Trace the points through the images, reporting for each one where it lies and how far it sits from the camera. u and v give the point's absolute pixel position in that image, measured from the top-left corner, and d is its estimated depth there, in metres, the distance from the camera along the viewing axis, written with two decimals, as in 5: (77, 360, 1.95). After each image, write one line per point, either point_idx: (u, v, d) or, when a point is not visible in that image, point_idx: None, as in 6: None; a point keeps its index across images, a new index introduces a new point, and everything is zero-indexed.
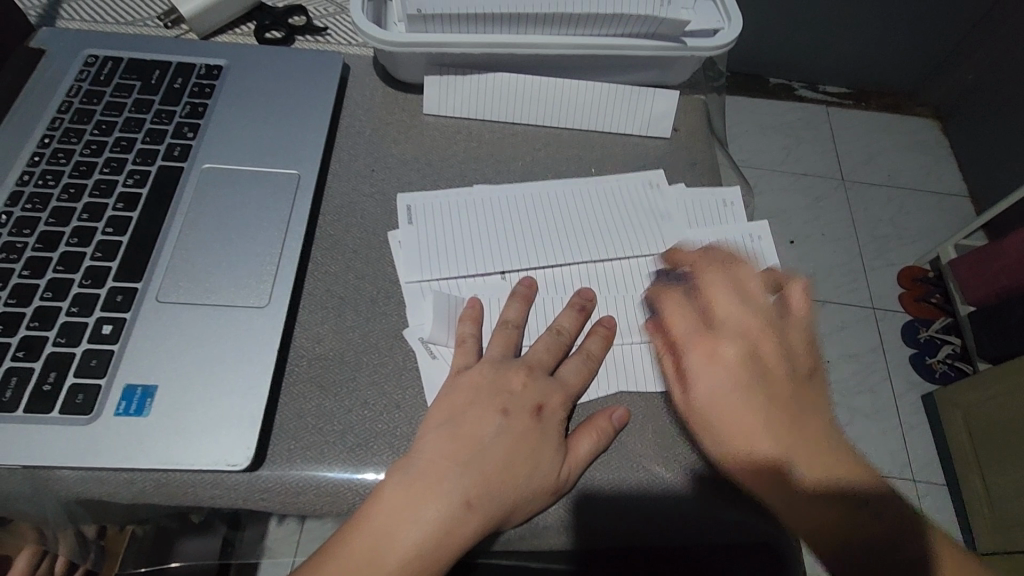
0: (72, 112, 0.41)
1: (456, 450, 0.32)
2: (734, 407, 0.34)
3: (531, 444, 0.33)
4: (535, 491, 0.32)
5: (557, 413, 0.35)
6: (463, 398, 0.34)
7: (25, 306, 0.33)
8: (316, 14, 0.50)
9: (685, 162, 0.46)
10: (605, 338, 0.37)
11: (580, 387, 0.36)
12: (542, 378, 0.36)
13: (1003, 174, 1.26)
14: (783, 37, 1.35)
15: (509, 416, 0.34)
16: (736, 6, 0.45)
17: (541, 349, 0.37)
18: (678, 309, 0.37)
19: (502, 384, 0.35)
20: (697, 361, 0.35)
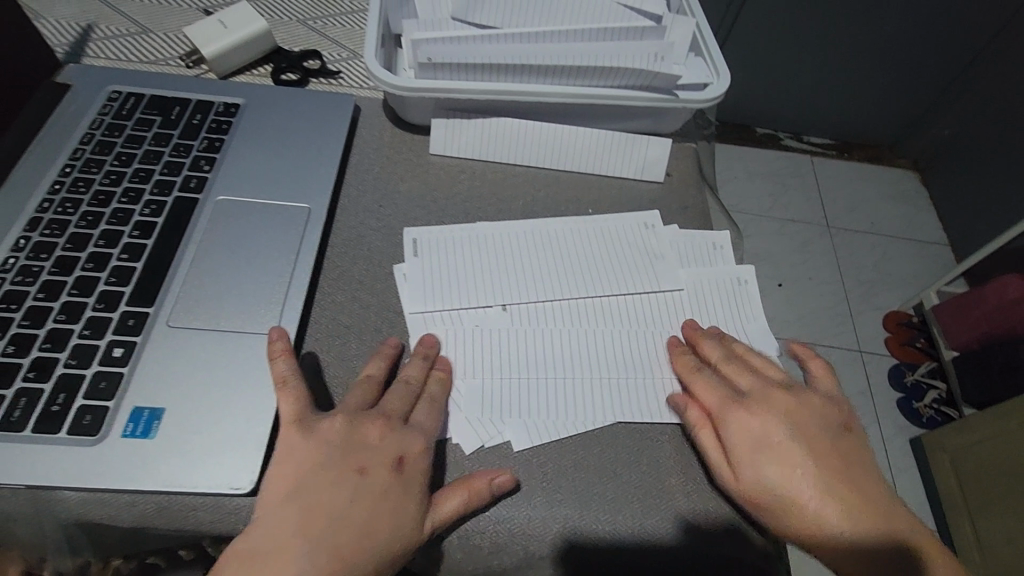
0: (94, 143, 0.42)
1: (306, 517, 0.30)
2: (781, 475, 0.33)
3: (389, 500, 0.31)
4: (393, 553, 0.30)
5: (420, 460, 0.33)
6: (308, 459, 0.31)
7: (38, 328, 0.34)
8: (331, 58, 0.53)
9: (678, 205, 0.49)
10: (443, 382, 0.37)
11: (434, 432, 0.35)
12: (402, 429, 0.34)
13: (981, 224, 1.31)
14: (769, 89, 1.42)
15: (370, 472, 0.31)
16: (724, 62, 0.48)
17: (391, 399, 0.35)
18: (704, 384, 0.37)
19: (356, 440, 0.33)
20: (737, 431, 0.35)
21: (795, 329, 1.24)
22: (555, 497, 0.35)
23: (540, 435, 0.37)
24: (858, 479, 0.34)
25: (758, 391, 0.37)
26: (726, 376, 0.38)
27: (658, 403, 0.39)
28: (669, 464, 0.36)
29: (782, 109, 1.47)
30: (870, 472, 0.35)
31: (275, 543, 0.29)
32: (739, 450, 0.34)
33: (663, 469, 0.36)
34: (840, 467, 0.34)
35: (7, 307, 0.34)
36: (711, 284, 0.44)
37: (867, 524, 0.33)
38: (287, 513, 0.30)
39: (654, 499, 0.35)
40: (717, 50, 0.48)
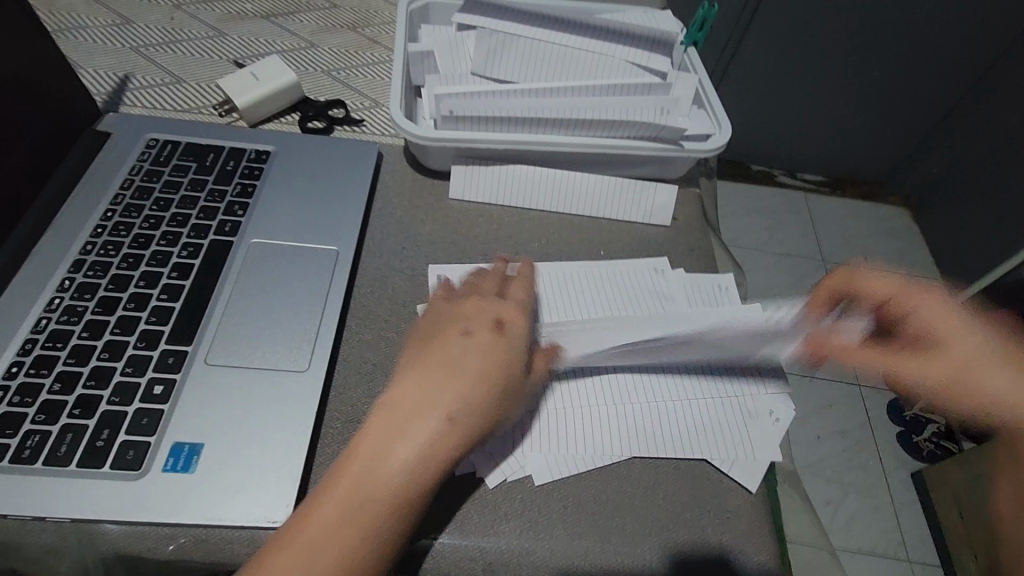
0: (133, 189, 0.45)
1: (419, 403, 0.34)
2: (949, 334, 0.36)
3: (496, 353, 0.36)
4: (508, 355, 0.36)
5: (518, 323, 0.38)
6: (437, 321, 0.39)
7: (82, 366, 0.36)
8: (354, 107, 0.56)
9: (684, 247, 0.51)
10: (525, 285, 0.42)
11: (525, 301, 0.41)
12: (499, 301, 0.40)
13: (972, 259, 1.35)
14: (763, 128, 1.48)
15: (484, 304, 0.39)
16: (725, 115, 0.51)
17: (489, 284, 0.42)
18: (879, 284, 0.39)
19: (458, 311, 0.39)
20: (923, 318, 0.37)
21: None
22: (576, 530, 0.36)
23: (560, 469, 0.38)
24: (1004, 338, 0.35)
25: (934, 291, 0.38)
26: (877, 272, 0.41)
27: (671, 437, 0.40)
28: (684, 497, 0.38)
29: (776, 147, 1.52)
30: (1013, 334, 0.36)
31: (395, 417, 0.33)
32: (948, 344, 0.35)
33: (678, 503, 0.38)
34: (995, 340, 0.35)
35: (53, 346, 0.36)
36: None
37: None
38: (417, 384, 0.35)
39: (669, 531, 0.36)
40: (718, 104, 0.52)
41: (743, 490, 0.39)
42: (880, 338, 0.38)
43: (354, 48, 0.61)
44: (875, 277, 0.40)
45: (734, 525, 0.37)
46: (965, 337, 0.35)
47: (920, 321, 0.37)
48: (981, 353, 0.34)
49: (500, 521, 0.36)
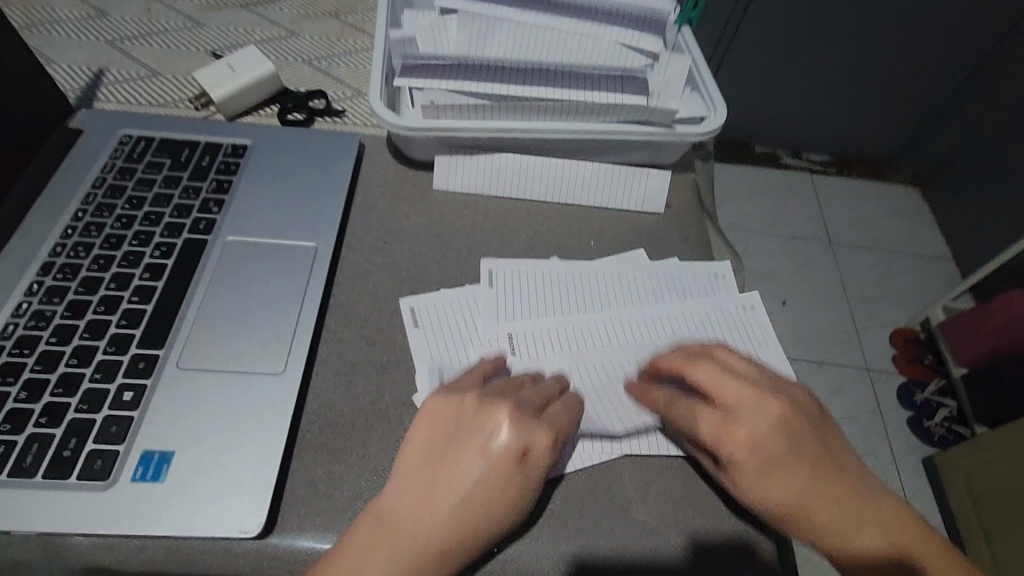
0: (106, 187, 0.43)
1: (423, 504, 0.31)
2: (785, 490, 0.33)
3: (508, 490, 0.31)
4: (517, 505, 0.31)
5: (541, 456, 0.32)
6: (455, 423, 0.33)
7: (50, 373, 0.34)
8: (335, 97, 0.55)
9: (678, 236, 0.49)
10: (569, 412, 0.35)
11: (566, 427, 0.34)
12: (531, 416, 0.33)
13: (984, 238, 1.31)
14: (767, 109, 1.45)
15: (513, 420, 0.32)
16: (720, 97, 0.49)
17: (530, 395, 0.35)
18: (708, 418, 0.34)
19: (482, 421, 0.33)
20: (744, 462, 0.33)
21: (802, 348, 1.23)
22: (563, 534, 0.34)
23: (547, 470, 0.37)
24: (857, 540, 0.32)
25: (702, 363, 0.35)
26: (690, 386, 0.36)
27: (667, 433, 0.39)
28: (677, 496, 0.37)
29: (781, 128, 1.48)
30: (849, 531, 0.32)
31: (408, 528, 0.30)
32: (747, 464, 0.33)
33: (670, 503, 0.36)
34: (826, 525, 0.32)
35: (20, 352, 0.35)
36: (721, 317, 0.44)
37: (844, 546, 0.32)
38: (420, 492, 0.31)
39: (660, 532, 0.35)
40: (714, 86, 0.50)
41: None
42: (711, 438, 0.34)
43: (336, 36, 0.59)
44: (705, 380, 0.35)
45: (727, 523, 0.36)
46: (763, 448, 0.33)
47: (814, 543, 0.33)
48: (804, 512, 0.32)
49: None
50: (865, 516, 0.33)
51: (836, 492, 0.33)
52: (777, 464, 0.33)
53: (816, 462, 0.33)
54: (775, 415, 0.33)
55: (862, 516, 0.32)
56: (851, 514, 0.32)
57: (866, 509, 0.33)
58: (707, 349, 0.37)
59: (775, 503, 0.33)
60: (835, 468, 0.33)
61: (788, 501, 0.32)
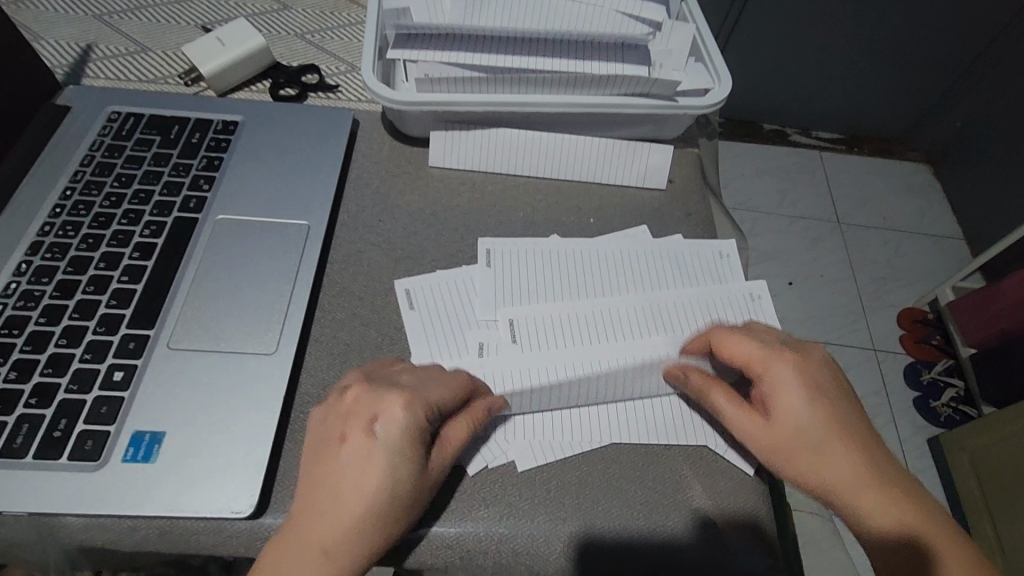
0: (94, 165, 0.42)
1: (332, 492, 0.30)
2: (810, 420, 0.34)
3: (374, 463, 0.30)
4: (380, 486, 0.30)
5: (397, 422, 0.30)
6: (327, 423, 0.32)
7: (39, 353, 0.34)
8: (329, 72, 0.53)
9: (679, 213, 0.48)
10: (444, 386, 0.33)
11: (431, 395, 0.32)
12: (390, 387, 0.32)
13: (996, 217, 1.29)
14: (776, 85, 1.41)
15: (370, 397, 0.31)
16: (725, 68, 0.47)
17: (405, 372, 0.34)
18: (747, 345, 0.36)
19: (345, 410, 0.32)
20: (776, 388, 0.35)
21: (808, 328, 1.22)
22: (560, 515, 0.34)
23: (544, 454, 0.36)
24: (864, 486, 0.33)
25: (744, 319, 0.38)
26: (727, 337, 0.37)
27: (666, 422, 0.38)
28: (677, 477, 0.36)
29: (790, 104, 1.45)
30: (854, 476, 0.33)
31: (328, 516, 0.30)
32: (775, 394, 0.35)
33: (669, 484, 0.36)
34: (839, 461, 0.33)
35: (9, 333, 0.34)
36: (726, 301, 0.43)
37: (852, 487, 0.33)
38: (335, 479, 0.30)
39: (658, 514, 0.34)
40: (718, 56, 0.48)
41: (739, 471, 0.37)
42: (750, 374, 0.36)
43: (329, 9, 0.58)
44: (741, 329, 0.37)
45: (726, 501, 0.35)
46: (804, 380, 0.35)
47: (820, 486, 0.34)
48: (825, 445, 0.33)
49: (479, 506, 0.34)
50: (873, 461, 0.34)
51: (846, 438, 0.34)
52: (809, 395, 0.34)
53: (840, 404, 0.35)
54: (812, 361, 0.36)
55: (867, 458, 0.34)
56: (861, 450, 0.34)
57: (871, 452, 0.34)
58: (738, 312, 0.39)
59: (798, 436, 0.34)
60: (854, 415, 0.35)
61: (809, 428, 0.34)
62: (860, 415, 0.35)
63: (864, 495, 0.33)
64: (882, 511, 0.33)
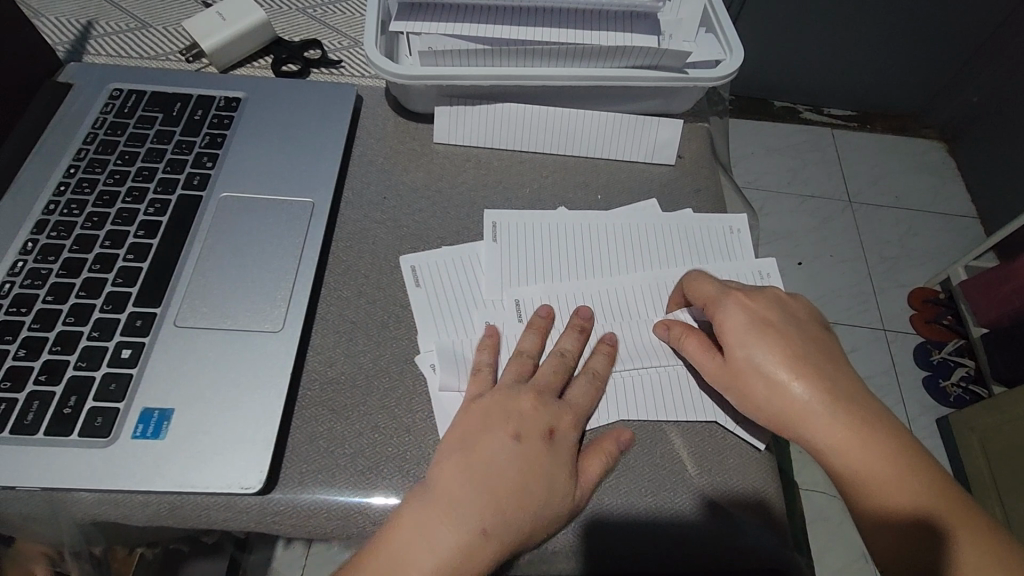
0: (97, 143, 0.42)
1: (472, 471, 0.32)
2: (761, 351, 0.35)
3: (546, 466, 0.32)
4: (543, 497, 0.32)
5: (569, 433, 0.34)
6: (462, 433, 0.34)
7: (47, 331, 0.34)
8: (331, 47, 0.52)
9: (689, 189, 0.47)
10: (593, 388, 0.37)
11: (587, 406, 0.36)
12: (557, 401, 0.35)
13: (1011, 194, 1.26)
14: (788, 62, 1.38)
15: (543, 406, 0.35)
16: (737, 38, 0.46)
17: (550, 372, 0.36)
18: (707, 287, 0.38)
19: (506, 411, 0.34)
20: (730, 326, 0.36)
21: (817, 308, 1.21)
22: None
23: None
24: (819, 421, 0.33)
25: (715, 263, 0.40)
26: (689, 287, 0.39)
27: (672, 398, 0.38)
28: (687, 455, 0.36)
29: (802, 81, 1.42)
30: (812, 410, 0.34)
31: (448, 496, 0.31)
32: (726, 331, 0.36)
33: (678, 461, 0.36)
34: (790, 392, 0.34)
35: (16, 310, 0.34)
36: (734, 278, 0.42)
37: (812, 417, 0.33)
38: (451, 471, 0.32)
39: (670, 492, 0.34)
40: (730, 25, 0.47)
41: (749, 448, 0.36)
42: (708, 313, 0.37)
43: None
44: (708, 278, 0.39)
45: (733, 478, 0.35)
46: (751, 313, 0.36)
47: (779, 417, 0.34)
48: (779, 377, 0.34)
49: None
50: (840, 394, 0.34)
51: (802, 369, 0.34)
52: (767, 332, 0.35)
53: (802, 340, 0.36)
54: (775, 300, 0.37)
55: (833, 389, 0.34)
56: (825, 382, 0.34)
57: (839, 383, 0.34)
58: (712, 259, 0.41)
59: (751, 367, 0.35)
60: (820, 349, 0.35)
61: (761, 358, 0.35)
62: (828, 351, 0.36)
63: (828, 423, 0.33)
64: (852, 441, 0.33)
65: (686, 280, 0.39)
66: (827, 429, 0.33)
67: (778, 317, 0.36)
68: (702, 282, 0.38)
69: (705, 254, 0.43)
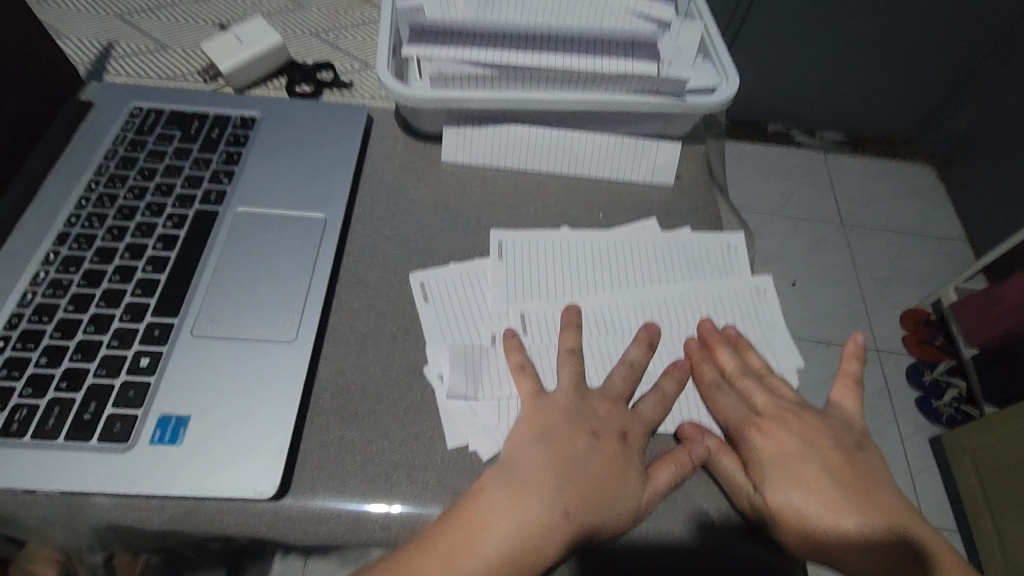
0: (118, 159, 0.44)
1: (557, 461, 0.34)
2: (780, 445, 0.37)
3: (623, 465, 0.35)
4: (619, 491, 0.34)
5: (641, 438, 0.37)
6: (541, 425, 0.36)
7: (68, 340, 0.35)
8: (343, 69, 0.54)
9: (687, 208, 0.49)
10: (659, 399, 0.38)
11: (658, 414, 0.38)
12: (625, 407, 0.38)
13: (999, 217, 1.29)
14: (781, 87, 1.42)
15: (616, 411, 0.37)
16: (733, 66, 0.48)
17: (621, 378, 0.39)
18: (732, 368, 0.41)
19: (590, 410, 0.37)
20: (757, 457, 0.37)
21: (811, 327, 1.22)
22: None
23: None
24: (835, 512, 0.34)
25: (744, 346, 0.42)
26: (721, 363, 0.41)
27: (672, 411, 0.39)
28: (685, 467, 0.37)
29: (794, 105, 1.46)
30: (829, 502, 0.35)
31: (527, 481, 0.33)
32: (749, 420, 0.38)
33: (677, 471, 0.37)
34: (809, 483, 0.35)
35: (38, 319, 0.36)
36: (730, 296, 0.44)
37: (829, 508, 0.34)
38: (537, 456, 0.34)
39: (667, 499, 0.35)
40: (726, 53, 0.49)
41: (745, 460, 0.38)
42: (738, 398, 0.40)
43: (343, 7, 0.59)
44: (733, 352, 0.41)
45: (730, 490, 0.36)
46: (774, 409, 0.39)
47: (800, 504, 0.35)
48: (800, 467, 0.36)
49: None
50: (876, 515, 0.35)
51: (821, 464, 0.36)
52: (791, 466, 0.36)
53: (835, 458, 0.37)
54: (806, 420, 0.38)
55: (869, 508, 0.35)
56: (843, 480, 0.36)
57: (862, 483, 0.36)
58: (747, 340, 0.42)
59: (769, 455, 0.37)
60: (854, 465, 0.36)
61: (783, 448, 0.37)
62: (852, 449, 0.37)
63: (842, 518, 0.34)
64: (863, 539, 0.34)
65: (713, 354, 0.41)
66: (845, 523, 0.34)
67: (801, 415, 0.39)
68: (729, 367, 0.41)
69: (703, 272, 0.45)
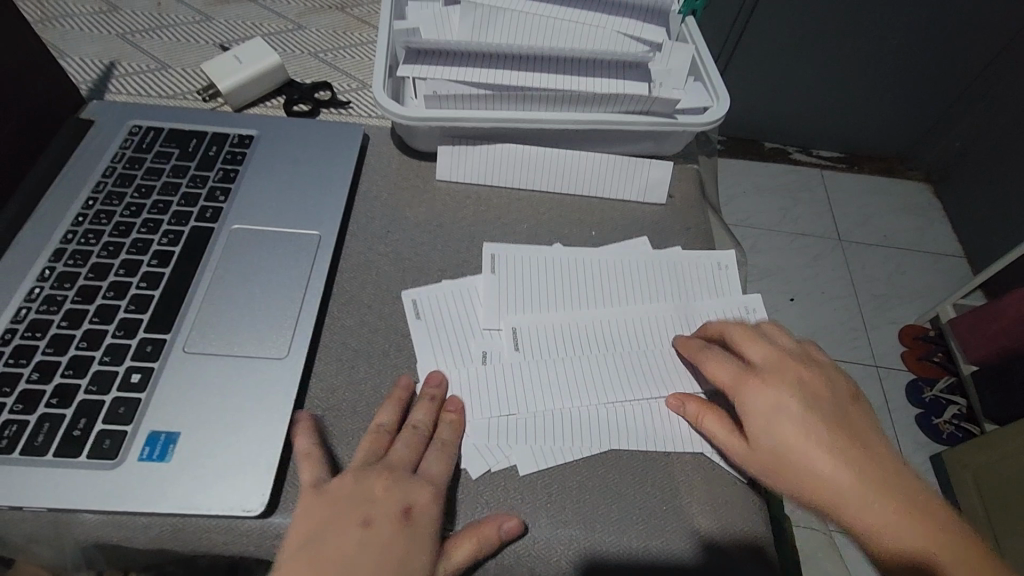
0: (115, 176, 0.44)
1: (322, 563, 0.30)
2: (778, 395, 0.36)
3: (398, 552, 0.31)
4: None
5: (426, 511, 0.33)
6: (325, 512, 0.32)
7: (60, 355, 0.35)
8: (341, 89, 0.55)
9: (679, 226, 0.50)
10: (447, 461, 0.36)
11: (443, 478, 0.35)
12: (408, 477, 0.34)
13: (996, 235, 1.30)
14: (777, 105, 1.44)
15: (394, 484, 0.34)
16: (723, 86, 0.49)
17: (401, 445, 0.36)
18: (732, 332, 0.40)
19: (365, 492, 0.33)
20: (753, 407, 0.36)
21: None
22: (560, 518, 0.35)
23: (545, 459, 0.37)
24: (831, 462, 0.34)
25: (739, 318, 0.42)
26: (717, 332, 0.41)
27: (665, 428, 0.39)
28: (676, 485, 0.37)
29: (791, 124, 1.47)
30: (823, 453, 0.34)
31: None
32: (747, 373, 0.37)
33: (668, 489, 0.37)
34: (808, 434, 0.35)
35: (31, 335, 0.36)
36: (721, 313, 0.44)
37: (826, 459, 0.34)
38: (314, 555, 0.30)
39: (657, 516, 0.35)
40: (717, 74, 0.50)
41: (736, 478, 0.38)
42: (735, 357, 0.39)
43: (342, 29, 0.60)
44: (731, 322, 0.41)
45: (722, 508, 0.36)
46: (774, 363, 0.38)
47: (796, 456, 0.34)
48: (798, 417, 0.35)
49: (481, 507, 0.35)
50: (871, 469, 0.34)
51: (817, 414, 0.35)
52: (787, 416, 0.35)
53: (831, 411, 0.36)
54: (805, 374, 0.37)
55: (865, 462, 0.34)
56: (839, 431, 0.35)
57: (857, 438, 0.35)
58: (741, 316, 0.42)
59: (766, 404, 0.36)
60: (849, 421, 0.36)
61: (781, 399, 0.36)
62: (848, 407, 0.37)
63: (841, 469, 0.34)
64: (865, 491, 0.33)
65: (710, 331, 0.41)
66: (842, 474, 0.34)
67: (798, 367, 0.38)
68: (729, 330, 0.40)
69: (695, 290, 0.45)
